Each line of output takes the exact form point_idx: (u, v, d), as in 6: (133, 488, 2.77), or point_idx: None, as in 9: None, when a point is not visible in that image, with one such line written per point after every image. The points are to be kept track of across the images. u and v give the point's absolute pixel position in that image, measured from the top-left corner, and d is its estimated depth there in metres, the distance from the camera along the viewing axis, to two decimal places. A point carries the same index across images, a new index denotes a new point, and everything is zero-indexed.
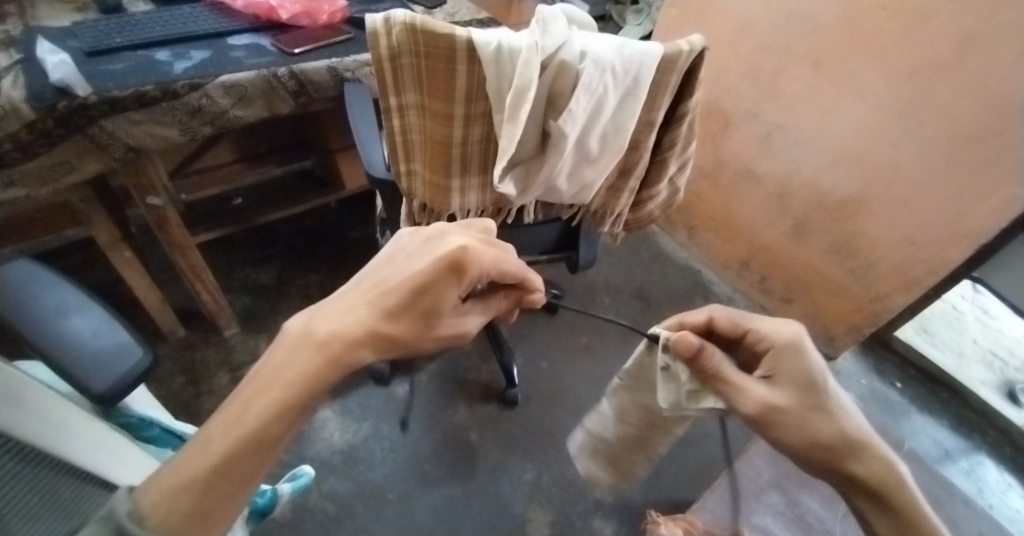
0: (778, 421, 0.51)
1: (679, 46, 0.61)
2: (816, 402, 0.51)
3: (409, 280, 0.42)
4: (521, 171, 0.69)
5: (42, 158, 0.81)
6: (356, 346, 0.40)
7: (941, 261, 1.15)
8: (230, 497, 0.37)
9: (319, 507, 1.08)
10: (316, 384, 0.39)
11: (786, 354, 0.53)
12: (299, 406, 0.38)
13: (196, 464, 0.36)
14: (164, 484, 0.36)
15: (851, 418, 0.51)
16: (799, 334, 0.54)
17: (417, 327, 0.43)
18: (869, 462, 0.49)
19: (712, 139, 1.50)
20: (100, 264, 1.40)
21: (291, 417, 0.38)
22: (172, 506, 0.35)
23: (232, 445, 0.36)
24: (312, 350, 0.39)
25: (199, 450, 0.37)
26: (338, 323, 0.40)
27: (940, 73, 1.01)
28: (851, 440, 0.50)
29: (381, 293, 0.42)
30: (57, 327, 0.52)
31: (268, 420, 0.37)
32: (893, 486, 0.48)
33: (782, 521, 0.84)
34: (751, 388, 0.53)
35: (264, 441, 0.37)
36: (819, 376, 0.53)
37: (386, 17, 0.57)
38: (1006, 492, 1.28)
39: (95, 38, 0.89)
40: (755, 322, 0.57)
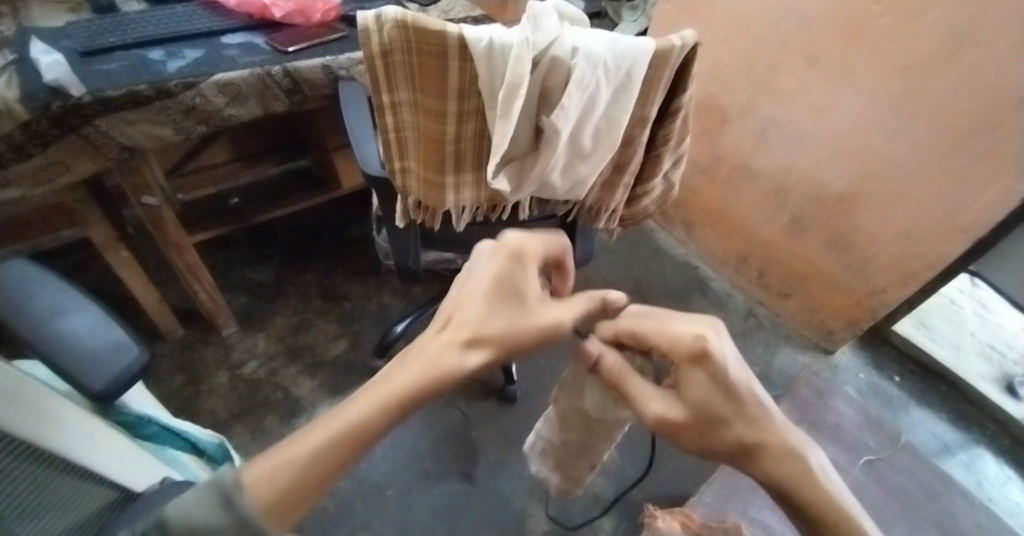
0: (675, 437, 0.45)
1: (672, 41, 0.61)
2: (709, 413, 0.42)
3: (502, 289, 0.41)
4: (515, 168, 0.69)
5: (38, 159, 0.81)
6: (465, 355, 0.37)
7: (939, 255, 1.15)
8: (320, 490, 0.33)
9: (319, 505, 1.09)
10: (421, 397, 0.35)
11: (685, 366, 0.43)
12: (408, 406, 0.35)
13: (282, 458, 0.32)
14: (258, 477, 0.31)
15: (749, 425, 0.42)
16: (698, 341, 0.43)
17: (511, 314, 0.40)
18: (765, 463, 0.42)
19: (709, 134, 1.49)
20: (97, 265, 1.40)
21: (399, 411, 0.34)
22: (274, 514, 0.31)
23: (333, 434, 0.33)
24: (429, 364, 0.36)
25: (302, 436, 0.33)
26: (449, 339, 0.37)
27: (935, 66, 1.01)
28: (745, 448, 0.42)
29: (482, 298, 0.39)
30: (54, 326, 0.52)
31: (385, 418, 0.34)
32: (797, 485, 0.42)
33: (778, 516, 0.85)
34: (646, 399, 0.47)
35: (364, 438, 0.33)
36: (719, 386, 0.42)
37: (377, 14, 0.57)
38: (1005, 485, 1.29)
39: (89, 38, 0.88)
40: (655, 330, 0.47)
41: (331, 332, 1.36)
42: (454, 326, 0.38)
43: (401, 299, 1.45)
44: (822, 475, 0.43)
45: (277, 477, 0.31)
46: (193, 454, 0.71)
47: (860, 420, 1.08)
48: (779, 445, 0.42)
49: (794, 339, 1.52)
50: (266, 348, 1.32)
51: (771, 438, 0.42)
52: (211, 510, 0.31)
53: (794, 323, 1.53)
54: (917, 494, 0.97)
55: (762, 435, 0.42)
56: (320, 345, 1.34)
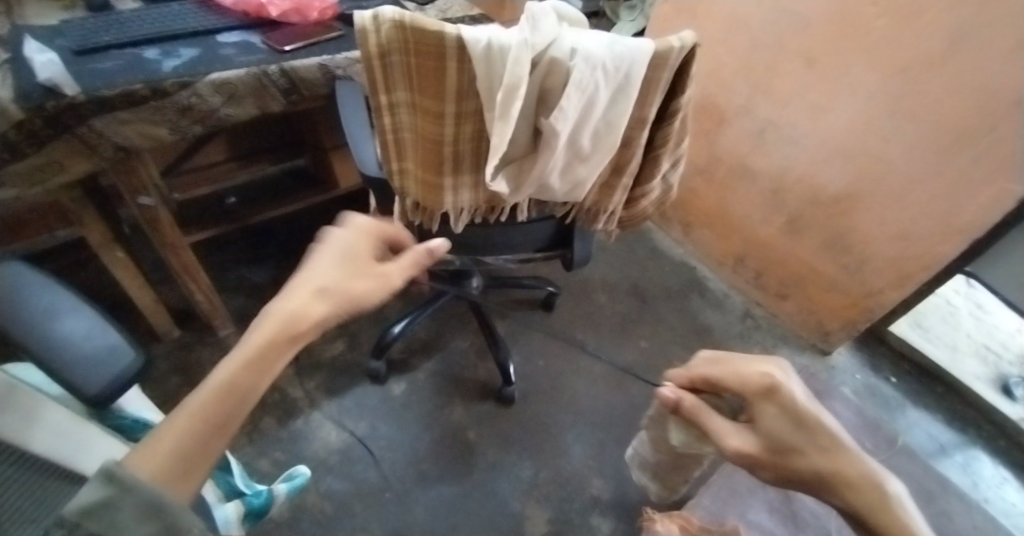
0: (755, 467, 0.52)
1: (671, 42, 0.60)
2: (783, 443, 0.50)
3: (351, 266, 0.52)
4: (513, 170, 0.69)
5: (32, 159, 0.80)
6: (310, 307, 0.47)
7: (936, 256, 1.15)
8: (209, 447, 0.42)
9: (315, 507, 1.08)
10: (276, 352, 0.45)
11: (759, 398, 0.54)
12: (266, 358, 0.45)
13: (170, 436, 0.40)
14: (147, 454, 0.39)
15: (824, 455, 0.48)
16: (764, 378, 0.54)
17: (348, 273, 0.51)
18: (847, 494, 0.46)
19: (707, 135, 1.49)
20: (92, 266, 1.40)
21: (260, 365, 0.44)
22: (169, 476, 0.39)
23: (205, 400, 0.42)
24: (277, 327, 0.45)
25: (178, 415, 0.41)
26: (291, 305, 0.47)
27: (933, 69, 1.01)
28: (822, 478, 0.47)
29: (321, 268, 0.50)
30: (47, 329, 0.51)
31: (247, 375, 0.44)
32: (879, 518, 0.44)
33: (776, 518, 0.85)
34: (724, 434, 0.54)
35: (235, 393, 0.43)
36: (789, 415, 0.51)
37: (374, 14, 0.56)
38: (1001, 486, 1.29)
39: (83, 37, 0.88)
40: (728, 374, 0.57)
41: (328, 333, 1.35)
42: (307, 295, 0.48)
43: (399, 300, 1.44)
44: (903, 506, 0.45)
45: (167, 446, 0.40)
46: None
47: (858, 421, 1.06)
48: (856, 478, 0.46)
49: (791, 340, 1.52)
50: None
51: (844, 466, 0.47)
52: (100, 489, 0.33)
53: (792, 324, 1.53)
54: (915, 496, 0.98)
55: (834, 463, 0.47)
56: (317, 346, 1.33)
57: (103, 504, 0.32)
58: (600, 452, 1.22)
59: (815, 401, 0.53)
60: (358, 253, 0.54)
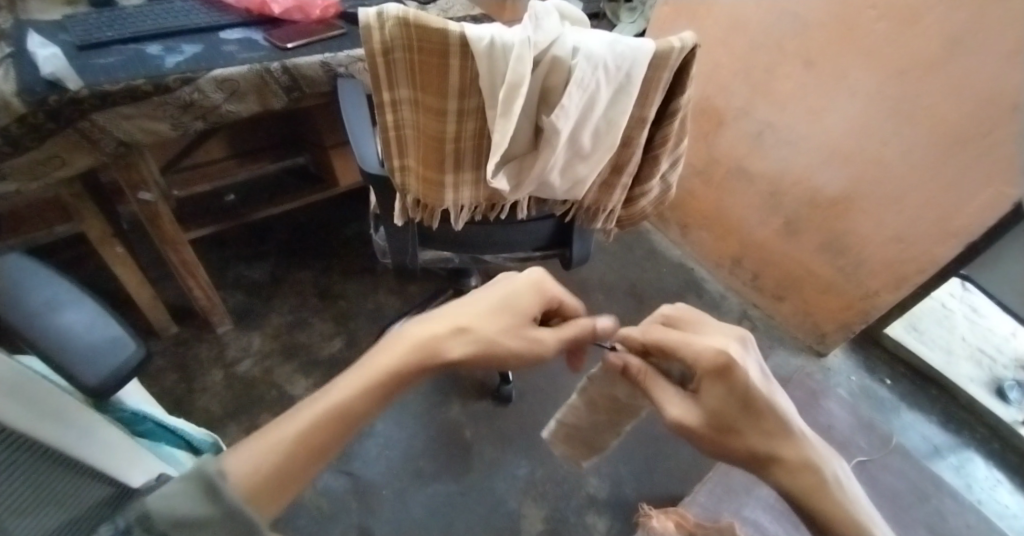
0: (696, 439, 0.50)
1: (671, 42, 0.61)
2: (726, 424, 0.47)
3: (504, 309, 0.49)
4: (514, 167, 0.69)
5: (34, 153, 0.81)
6: (447, 339, 0.45)
7: (931, 259, 1.17)
8: (305, 469, 0.38)
9: (313, 504, 1.08)
10: (400, 377, 0.42)
11: (708, 376, 0.48)
12: (388, 386, 0.42)
13: (270, 446, 0.37)
14: (244, 464, 0.36)
15: (764, 438, 0.46)
16: (719, 355, 0.47)
17: (498, 325, 0.48)
18: (779, 474, 0.46)
19: (705, 137, 1.50)
20: (90, 261, 1.39)
21: (380, 392, 0.41)
22: (259, 496, 0.35)
23: (315, 417, 0.39)
24: (407, 350, 0.43)
25: (289, 421, 0.39)
26: (429, 329, 0.45)
27: (930, 73, 1.02)
28: (758, 457, 0.46)
29: (476, 306, 0.49)
30: (50, 321, 0.52)
31: (364, 399, 0.40)
32: (807, 497, 0.44)
33: (772, 514, 0.86)
34: (668, 404, 0.52)
35: (348, 416, 0.39)
36: (738, 398, 0.47)
37: (378, 11, 0.57)
38: (995, 488, 1.30)
39: (86, 32, 0.88)
40: (680, 344, 0.51)
41: (327, 331, 1.36)
42: (450, 329, 0.46)
43: (397, 298, 1.44)
44: (835, 488, 0.44)
45: (264, 460, 0.36)
46: (187, 450, 0.71)
47: (852, 422, 1.09)
48: (793, 460, 0.45)
49: (788, 341, 1.53)
50: (260, 346, 1.32)
51: (784, 451, 0.46)
52: (197, 501, 0.32)
53: (788, 325, 1.54)
54: (908, 495, 0.99)
55: (774, 446, 0.46)
56: (315, 343, 1.33)
57: (195, 521, 0.31)
58: None
59: (769, 381, 0.48)
60: (518, 295, 0.51)
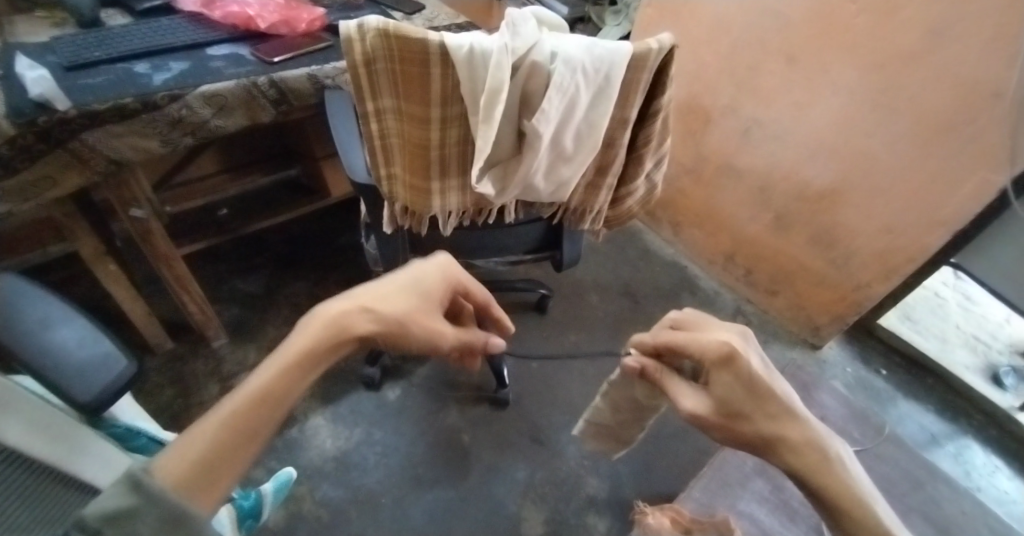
0: (708, 430, 0.51)
1: (649, 44, 0.62)
2: (734, 409, 0.49)
3: (411, 292, 0.50)
4: (499, 172, 0.70)
5: (24, 174, 0.81)
6: (354, 318, 0.44)
7: (919, 248, 1.18)
8: (239, 456, 0.38)
9: (313, 515, 1.08)
10: (316, 356, 0.42)
11: (715, 368, 0.50)
12: (307, 364, 0.41)
13: (197, 439, 0.37)
14: (171, 462, 0.35)
15: (770, 422, 0.47)
16: (723, 345, 0.50)
17: (407, 307, 0.49)
18: (785, 455, 0.46)
19: (693, 136, 1.51)
20: (84, 280, 1.40)
21: (301, 371, 0.41)
22: (192, 488, 0.35)
23: (237, 407, 0.38)
24: (318, 329, 0.42)
25: (207, 418, 0.38)
26: (336, 308, 0.44)
27: (911, 65, 1.04)
28: (763, 439, 0.47)
29: (385, 290, 0.49)
30: (41, 340, 0.52)
31: (282, 381, 0.40)
32: (818, 477, 0.45)
33: (767, 508, 0.87)
34: (683, 399, 0.53)
35: (270, 399, 0.39)
36: (744, 384, 0.48)
37: (359, 23, 0.58)
38: (993, 474, 1.31)
39: (73, 52, 0.89)
40: (688, 339, 0.54)
41: None
42: (356, 309, 0.45)
43: None
44: (840, 465, 0.45)
45: (190, 454, 0.36)
46: None
47: (845, 413, 1.10)
48: (797, 440, 0.46)
49: (782, 336, 1.54)
50: (256, 358, 1.32)
51: (789, 432, 0.46)
52: (124, 497, 0.33)
53: (782, 320, 1.55)
54: (903, 483, 0.99)
55: (778, 429, 0.47)
56: None
57: (124, 511, 0.32)
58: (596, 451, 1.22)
59: (771, 367, 0.50)
60: (422, 279, 0.52)
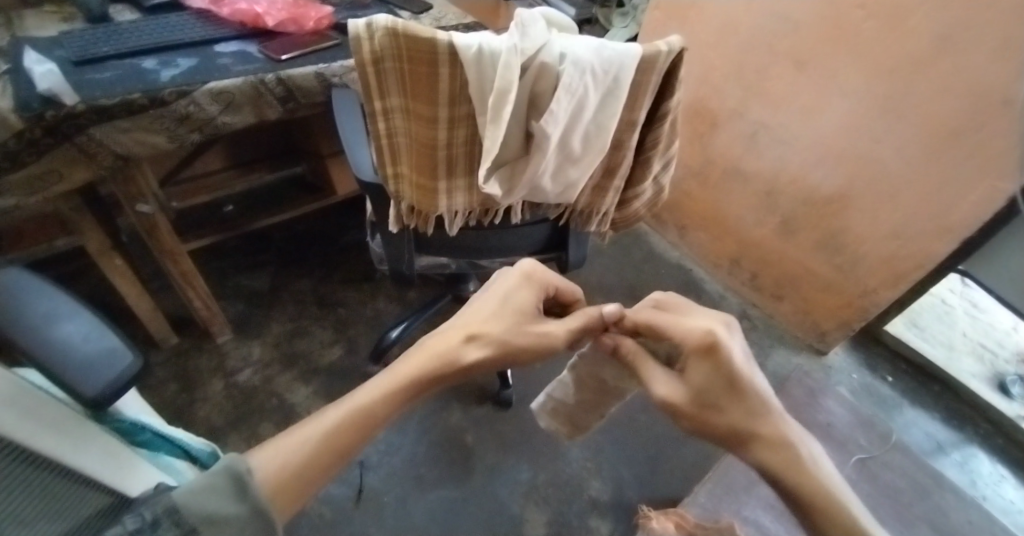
0: (679, 418, 0.50)
1: (658, 46, 0.62)
2: (708, 400, 0.48)
3: (509, 310, 0.52)
4: (506, 172, 0.70)
5: (32, 168, 0.81)
6: (459, 346, 0.48)
7: (927, 255, 1.17)
8: (327, 468, 0.41)
9: (315, 512, 1.08)
10: (419, 382, 0.46)
11: (694, 355, 0.49)
12: (408, 390, 0.45)
13: (298, 444, 0.40)
14: (270, 467, 0.39)
15: (747, 416, 0.46)
16: (704, 334, 0.48)
17: (507, 326, 0.51)
18: (756, 449, 0.46)
19: (700, 138, 1.51)
20: (91, 274, 1.40)
21: (399, 398, 0.45)
22: (286, 492, 0.38)
23: (340, 421, 0.42)
24: (425, 357, 0.47)
25: (314, 424, 0.42)
26: (441, 338, 0.49)
27: (920, 71, 1.03)
28: (738, 434, 0.46)
29: (484, 312, 0.51)
30: (47, 334, 0.52)
31: (383, 405, 0.44)
32: (790, 474, 0.44)
33: (773, 515, 0.86)
34: (656, 383, 0.52)
35: (370, 420, 0.43)
36: (723, 376, 0.47)
37: (367, 22, 0.58)
38: (999, 483, 1.30)
39: (82, 47, 0.89)
40: (671, 324, 0.52)
41: (326, 339, 1.36)
42: (461, 335, 0.49)
43: (396, 305, 1.45)
44: (813, 463, 0.44)
45: (289, 457, 0.39)
46: (187, 459, 0.72)
47: (852, 419, 1.09)
48: (770, 436, 0.46)
49: (787, 340, 1.53)
50: (260, 355, 1.32)
51: (762, 427, 0.46)
52: (230, 501, 0.36)
53: (788, 324, 1.54)
54: (910, 492, 0.98)
55: (752, 424, 0.46)
56: (315, 351, 1.34)
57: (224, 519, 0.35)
58: (598, 453, 1.22)
59: (753, 361, 0.48)
60: (516, 294, 0.54)
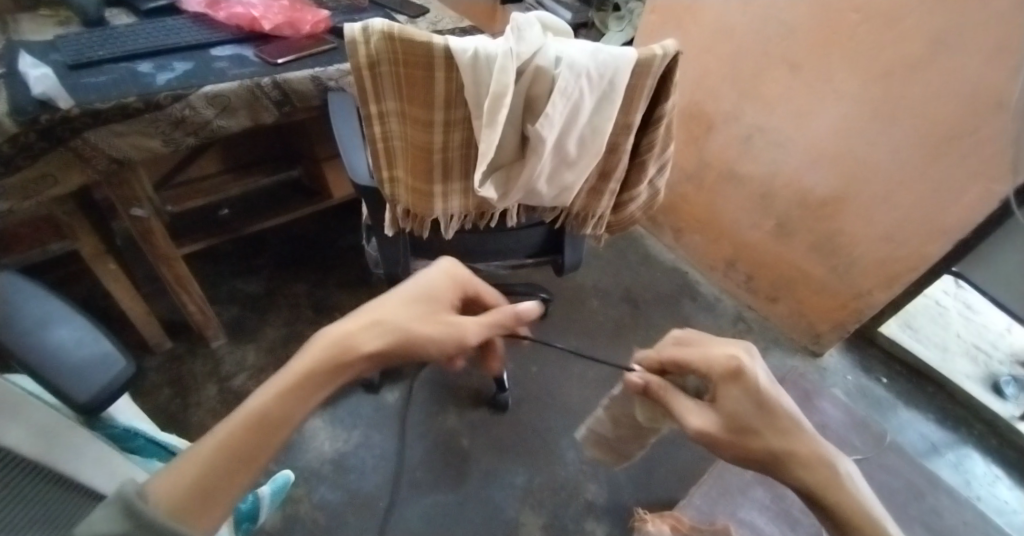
0: (716, 447, 0.50)
1: (653, 50, 0.62)
2: (744, 424, 0.48)
3: (418, 300, 0.51)
4: (501, 176, 0.70)
5: (26, 172, 0.81)
6: (359, 333, 0.44)
7: (921, 257, 1.18)
8: (235, 479, 0.39)
9: (310, 517, 1.08)
10: (321, 372, 0.42)
11: (723, 382, 0.51)
12: (306, 385, 0.41)
13: (196, 460, 0.38)
14: (165, 482, 0.36)
15: (781, 437, 0.47)
16: (730, 360, 0.51)
17: (414, 315, 0.49)
18: (798, 472, 0.45)
19: (695, 142, 1.51)
20: (84, 278, 1.40)
21: (301, 393, 0.41)
22: (184, 509, 0.36)
23: (236, 428, 0.39)
24: (321, 347, 0.43)
25: (206, 441, 0.39)
26: (341, 324, 0.45)
27: (913, 74, 1.04)
28: (776, 457, 0.46)
29: (392, 301, 0.49)
30: (40, 339, 0.52)
31: (281, 402, 0.40)
32: (827, 496, 0.44)
33: (767, 516, 0.87)
34: (688, 415, 0.53)
35: (269, 422, 0.40)
36: (753, 399, 0.49)
37: (363, 26, 0.58)
38: (993, 484, 1.30)
39: (78, 51, 0.89)
40: (694, 354, 0.56)
41: None
42: (364, 322, 0.45)
43: None
44: (850, 484, 0.44)
45: (185, 476, 0.37)
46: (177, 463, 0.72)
47: (845, 421, 1.09)
48: (807, 458, 0.45)
49: (782, 343, 1.54)
50: (255, 360, 1.31)
51: (799, 447, 0.46)
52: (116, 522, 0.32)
53: (783, 326, 1.55)
54: (904, 493, 0.99)
55: (789, 444, 0.46)
56: None
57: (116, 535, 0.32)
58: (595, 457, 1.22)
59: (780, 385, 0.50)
60: (427, 287, 0.52)
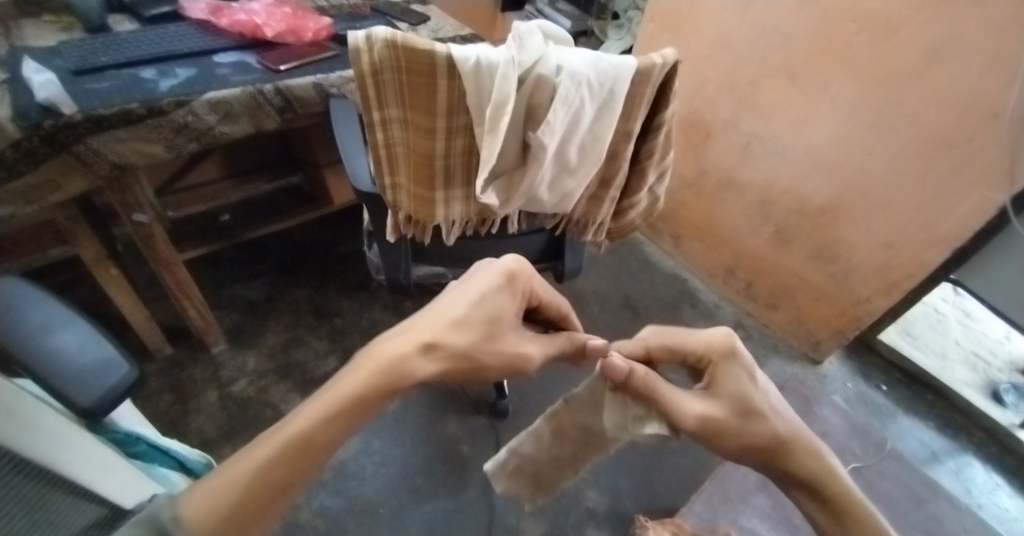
0: (720, 435, 0.49)
1: (653, 59, 0.63)
2: (749, 409, 0.49)
3: (484, 315, 0.45)
4: (503, 183, 0.70)
5: (27, 178, 0.81)
6: (419, 354, 0.39)
7: (919, 264, 1.18)
8: (266, 512, 0.34)
9: (309, 524, 1.07)
10: (374, 397, 0.37)
11: (723, 364, 0.52)
12: (356, 411, 0.37)
13: (228, 485, 0.33)
14: (192, 510, 0.33)
15: (780, 422, 0.49)
16: (728, 340, 0.53)
17: (478, 337, 0.44)
18: (796, 458, 0.48)
19: (693, 149, 1.52)
20: (85, 284, 1.39)
21: (348, 419, 0.36)
22: None
23: (273, 454, 0.34)
24: (376, 365, 0.38)
25: (239, 463, 0.34)
26: (397, 339, 0.40)
27: (911, 82, 1.04)
28: (778, 441, 0.48)
29: (453, 313, 0.43)
30: (43, 344, 0.52)
31: (326, 429, 0.35)
32: (822, 480, 0.47)
33: (769, 524, 0.86)
34: (687, 403, 0.51)
35: (311, 449, 0.35)
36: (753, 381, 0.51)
37: (367, 34, 0.59)
38: (995, 492, 1.30)
39: (81, 57, 0.89)
40: (685, 340, 0.56)
41: (321, 349, 1.36)
42: (424, 343, 0.40)
43: (391, 314, 1.45)
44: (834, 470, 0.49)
45: (215, 505, 0.33)
46: (181, 471, 0.71)
47: (845, 427, 1.10)
48: (804, 446, 0.48)
49: (783, 350, 1.54)
50: (255, 365, 1.31)
51: (797, 433, 0.49)
52: None
53: (783, 333, 1.55)
54: (905, 501, 0.98)
55: (792, 429, 0.49)
56: (310, 362, 1.33)
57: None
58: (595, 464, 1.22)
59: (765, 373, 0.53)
60: (492, 298, 0.46)
